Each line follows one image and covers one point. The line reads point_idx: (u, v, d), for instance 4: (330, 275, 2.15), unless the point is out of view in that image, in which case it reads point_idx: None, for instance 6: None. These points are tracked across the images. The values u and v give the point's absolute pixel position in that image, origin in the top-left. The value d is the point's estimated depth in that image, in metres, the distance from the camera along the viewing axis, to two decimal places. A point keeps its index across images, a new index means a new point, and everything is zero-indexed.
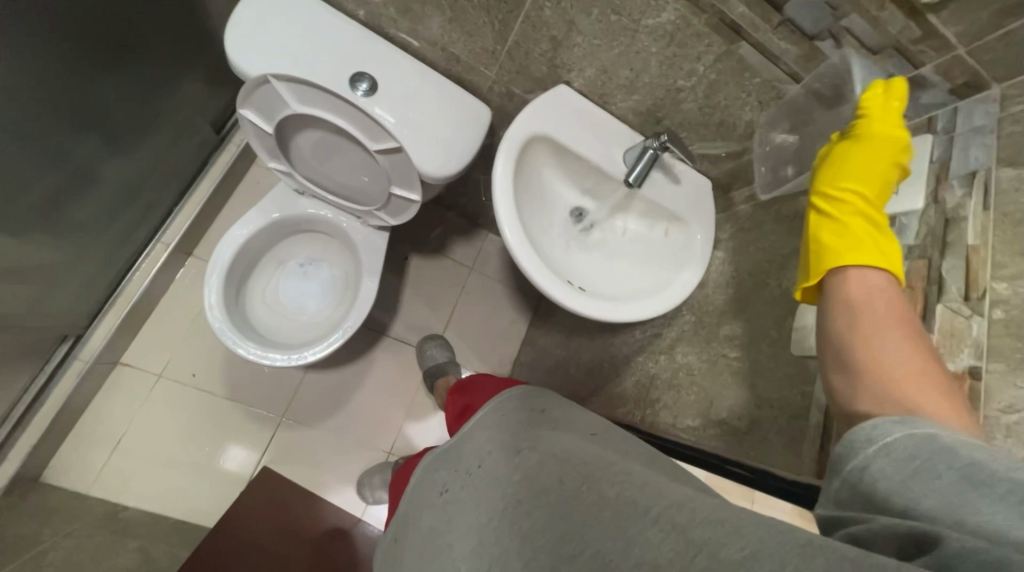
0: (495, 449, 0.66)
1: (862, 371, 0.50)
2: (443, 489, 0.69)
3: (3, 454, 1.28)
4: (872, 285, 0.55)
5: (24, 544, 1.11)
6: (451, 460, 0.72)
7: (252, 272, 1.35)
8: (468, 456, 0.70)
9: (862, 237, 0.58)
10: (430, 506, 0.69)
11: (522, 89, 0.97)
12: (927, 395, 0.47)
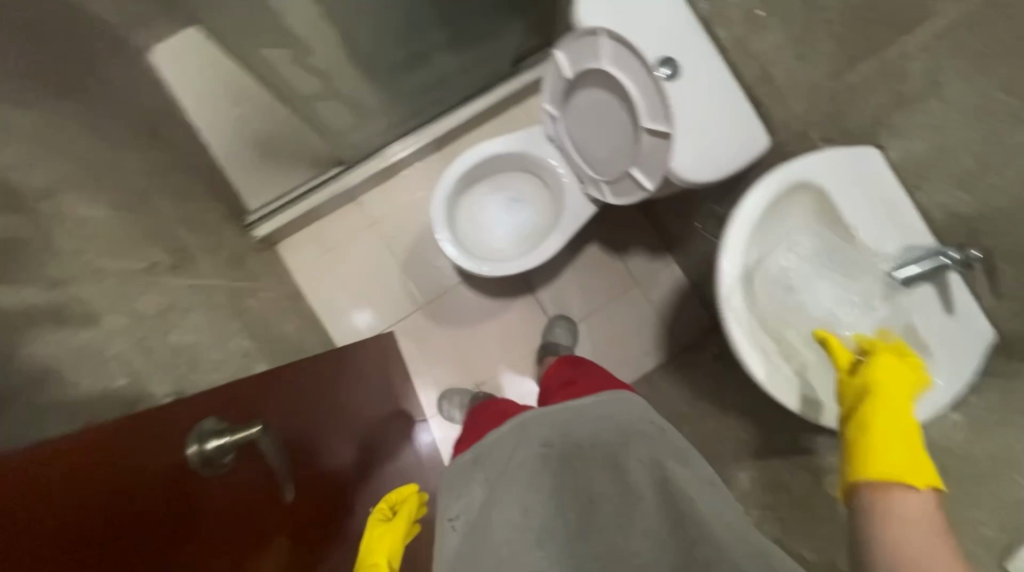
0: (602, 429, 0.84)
1: None
2: (545, 443, 0.83)
3: (269, 218, 1.75)
4: (911, 498, 0.61)
5: (251, 277, 1.52)
6: (555, 424, 0.86)
7: (478, 184, 1.56)
8: (580, 431, 0.85)
9: (903, 440, 0.66)
10: (526, 453, 0.82)
11: (820, 136, 0.90)
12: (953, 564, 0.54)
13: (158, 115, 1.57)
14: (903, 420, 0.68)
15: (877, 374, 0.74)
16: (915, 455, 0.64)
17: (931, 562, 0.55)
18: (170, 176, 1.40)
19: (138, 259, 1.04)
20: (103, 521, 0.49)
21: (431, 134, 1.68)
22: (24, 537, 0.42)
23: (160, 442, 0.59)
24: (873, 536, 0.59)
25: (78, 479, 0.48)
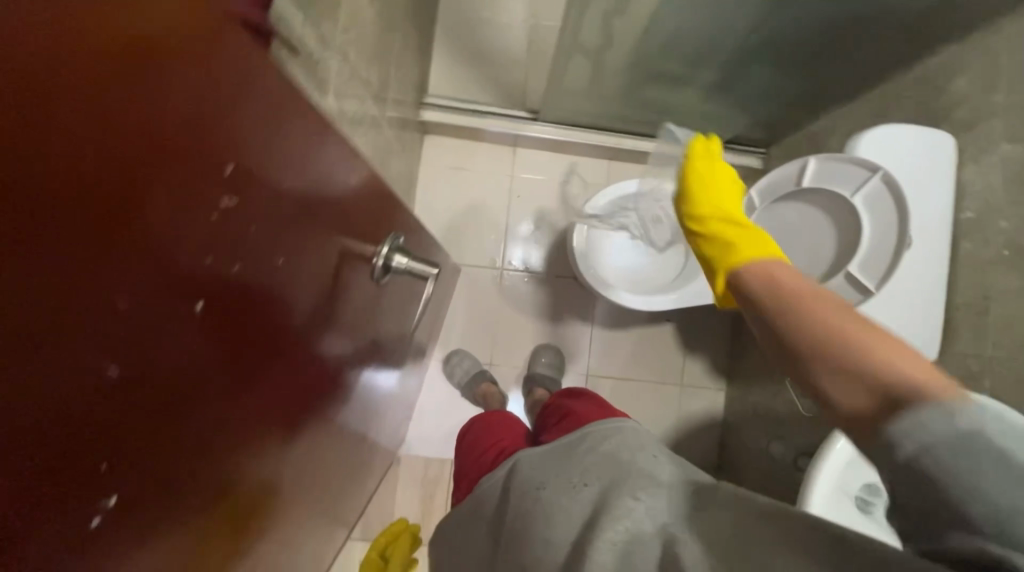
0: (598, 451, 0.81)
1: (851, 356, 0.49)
2: (539, 486, 0.81)
3: (440, 111, 1.78)
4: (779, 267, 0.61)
5: (403, 143, 1.55)
6: (542, 465, 0.85)
7: (631, 212, 1.58)
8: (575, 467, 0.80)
9: (748, 236, 0.73)
10: (529, 500, 0.80)
11: (995, 385, 0.90)
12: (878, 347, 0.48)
13: None
14: (736, 221, 0.78)
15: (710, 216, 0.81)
16: (756, 239, 0.72)
17: (852, 321, 0.51)
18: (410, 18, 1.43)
19: (365, 65, 1.07)
20: (266, 225, 0.48)
21: (617, 143, 1.75)
22: (238, 171, 0.42)
23: (325, 247, 0.60)
24: (806, 331, 0.52)
25: (286, 193, 0.50)
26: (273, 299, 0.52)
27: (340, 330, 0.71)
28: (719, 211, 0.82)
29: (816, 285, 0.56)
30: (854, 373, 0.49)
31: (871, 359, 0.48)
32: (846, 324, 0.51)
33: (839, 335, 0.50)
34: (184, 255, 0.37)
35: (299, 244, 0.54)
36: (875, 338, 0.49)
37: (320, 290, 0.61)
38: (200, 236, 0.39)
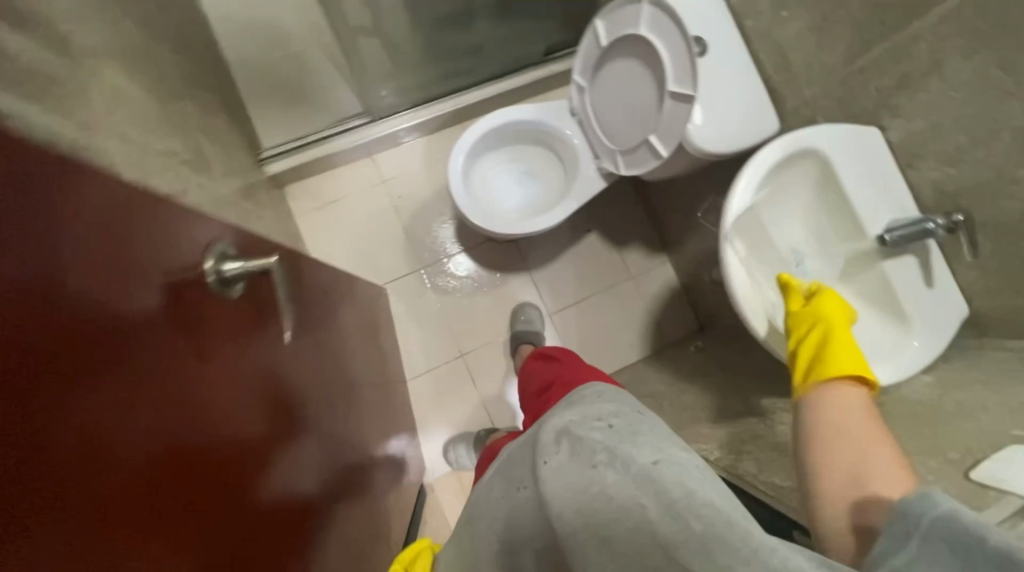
0: (561, 442, 0.78)
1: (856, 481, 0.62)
2: (518, 485, 0.80)
3: (285, 157, 1.78)
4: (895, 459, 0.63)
5: (258, 203, 1.53)
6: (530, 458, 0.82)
7: (494, 151, 1.61)
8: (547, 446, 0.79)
9: (845, 349, 0.77)
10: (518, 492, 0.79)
11: (827, 118, 0.97)
12: (871, 470, 0.62)
13: (192, 33, 1.56)
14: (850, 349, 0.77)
15: (824, 314, 0.83)
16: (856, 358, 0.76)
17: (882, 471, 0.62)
18: (196, 92, 1.39)
19: (157, 142, 1.03)
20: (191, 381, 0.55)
21: (457, 103, 1.77)
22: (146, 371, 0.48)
23: (216, 356, 0.59)
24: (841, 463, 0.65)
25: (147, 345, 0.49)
26: (186, 432, 0.52)
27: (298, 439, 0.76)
28: (819, 322, 0.82)
29: (869, 418, 0.68)
30: (848, 454, 0.65)
31: (864, 488, 0.61)
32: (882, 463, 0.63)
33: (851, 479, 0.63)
34: (60, 438, 0.37)
35: (190, 403, 0.53)
36: (874, 456, 0.63)
37: (230, 400, 0.61)
38: (71, 408, 0.39)
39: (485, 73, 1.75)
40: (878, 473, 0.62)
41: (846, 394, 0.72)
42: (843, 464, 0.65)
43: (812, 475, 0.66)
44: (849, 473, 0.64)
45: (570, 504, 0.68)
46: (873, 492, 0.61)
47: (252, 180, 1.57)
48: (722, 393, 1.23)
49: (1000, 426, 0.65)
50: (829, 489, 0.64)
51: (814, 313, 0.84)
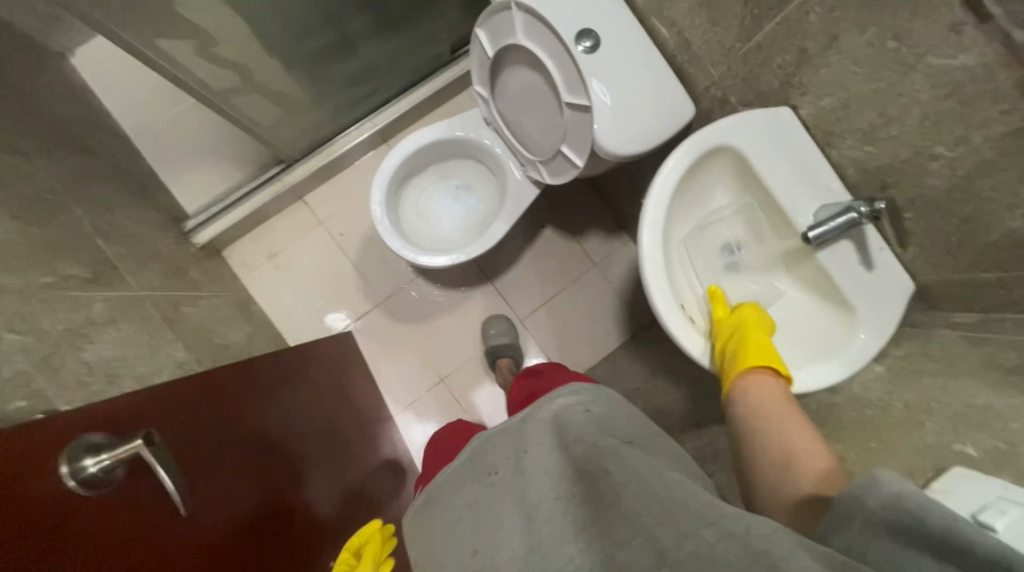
0: (547, 433, 0.72)
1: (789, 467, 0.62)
2: (490, 471, 0.73)
3: (208, 223, 1.66)
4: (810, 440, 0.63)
5: (191, 284, 1.45)
6: (498, 446, 0.75)
7: (419, 174, 1.51)
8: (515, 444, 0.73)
9: (761, 344, 0.76)
10: (475, 488, 0.72)
11: (739, 99, 0.89)
12: (803, 457, 0.62)
13: (76, 116, 1.45)
14: (765, 341, 0.77)
15: (746, 316, 0.82)
16: (772, 352, 0.76)
17: (806, 450, 0.62)
18: (88, 183, 1.29)
19: (44, 274, 0.96)
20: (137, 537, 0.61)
21: (373, 126, 1.66)
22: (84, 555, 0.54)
23: (146, 498, 0.63)
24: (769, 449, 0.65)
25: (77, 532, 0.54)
26: None
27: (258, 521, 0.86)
28: (739, 320, 0.81)
29: (786, 403, 0.69)
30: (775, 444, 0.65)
31: (798, 477, 0.60)
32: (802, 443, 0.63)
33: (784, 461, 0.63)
34: None
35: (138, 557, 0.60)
36: (796, 444, 0.63)
37: (181, 527, 0.68)
38: None
39: (394, 88, 1.63)
40: (804, 460, 0.61)
41: (766, 386, 0.72)
42: (776, 461, 0.64)
43: (760, 469, 0.65)
44: (783, 464, 0.63)
45: (549, 495, 0.63)
46: (804, 483, 0.59)
47: (179, 260, 1.49)
48: (694, 391, 1.19)
49: (945, 439, 0.60)
50: (772, 482, 0.63)
51: (736, 319, 0.82)
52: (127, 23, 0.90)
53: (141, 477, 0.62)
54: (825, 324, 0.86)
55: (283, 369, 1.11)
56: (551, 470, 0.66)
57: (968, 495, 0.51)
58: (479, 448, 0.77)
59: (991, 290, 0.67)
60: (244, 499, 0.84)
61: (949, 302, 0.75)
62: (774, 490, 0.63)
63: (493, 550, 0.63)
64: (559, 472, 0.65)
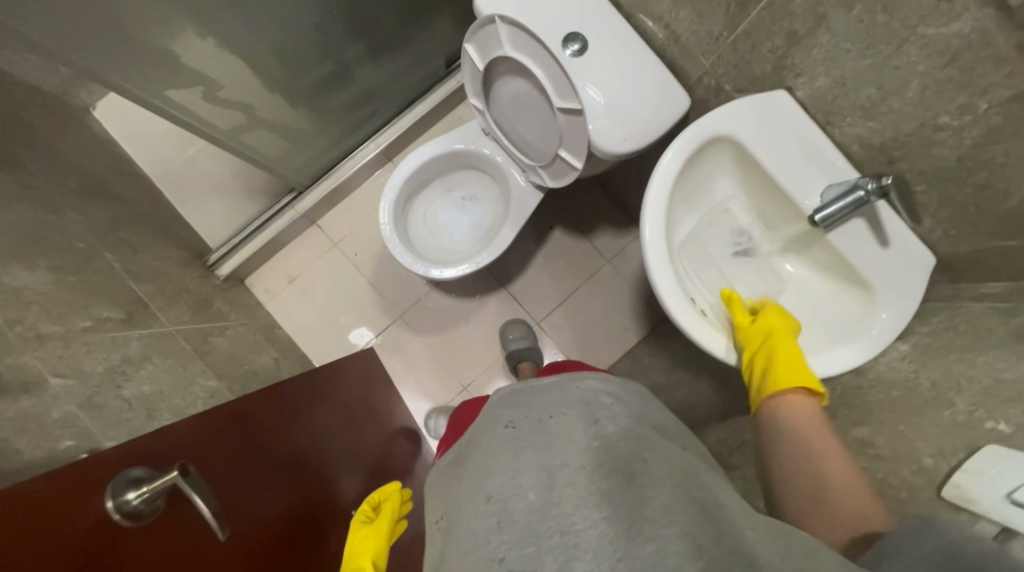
0: (574, 408, 0.73)
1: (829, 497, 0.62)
2: (508, 424, 0.74)
3: (229, 256, 1.73)
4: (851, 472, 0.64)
5: (218, 316, 1.51)
6: (520, 406, 0.77)
7: (424, 189, 1.54)
8: (538, 410, 0.75)
9: (791, 359, 0.74)
10: (490, 437, 0.73)
11: (733, 86, 0.88)
12: (843, 493, 0.62)
13: (101, 167, 1.54)
14: (795, 356, 0.75)
15: (771, 323, 0.78)
16: (802, 367, 0.74)
17: (848, 482, 0.63)
18: (116, 229, 1.36)
19: (82, 319, 1.02)
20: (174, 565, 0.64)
21: (376, 147, 1.70)
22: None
23: (181, 525, 0.66)
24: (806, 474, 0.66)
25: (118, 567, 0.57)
26: None
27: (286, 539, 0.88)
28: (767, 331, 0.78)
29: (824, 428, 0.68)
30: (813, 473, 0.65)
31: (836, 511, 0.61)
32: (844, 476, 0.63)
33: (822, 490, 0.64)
34: None
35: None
36: (837, 481, 0.63)
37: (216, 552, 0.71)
38: None
39: (393, 108, 1.67)
40: (842, 498, 0.62)
41: (802, 406, 0.71)
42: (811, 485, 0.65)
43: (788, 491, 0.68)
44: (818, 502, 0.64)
45: (572, 462, 0.63)
46: (845, 518, 0.59)
47: (205, 294, 1.55)
48: (716, 382, 1.17)
49: (976, 415, 0.58)
50: (802, 507, 0.65)
51: (760, 328, 0.78)
52: (139, 80, 0.95)
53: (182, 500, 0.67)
54: (843, 305, 0.84)
55: (308, 387, 1.14)
56: (575, 441, 0.67)
57: (1000, 481, 0.48)
58: (505, 401, 0.80)
59: (1016, 258, 0.65)
60: (274, 516, 0.87)
61: (973, 274, 0.72)
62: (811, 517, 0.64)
63: (507, 499, 0.61)
64: (585, 445, 0.66)
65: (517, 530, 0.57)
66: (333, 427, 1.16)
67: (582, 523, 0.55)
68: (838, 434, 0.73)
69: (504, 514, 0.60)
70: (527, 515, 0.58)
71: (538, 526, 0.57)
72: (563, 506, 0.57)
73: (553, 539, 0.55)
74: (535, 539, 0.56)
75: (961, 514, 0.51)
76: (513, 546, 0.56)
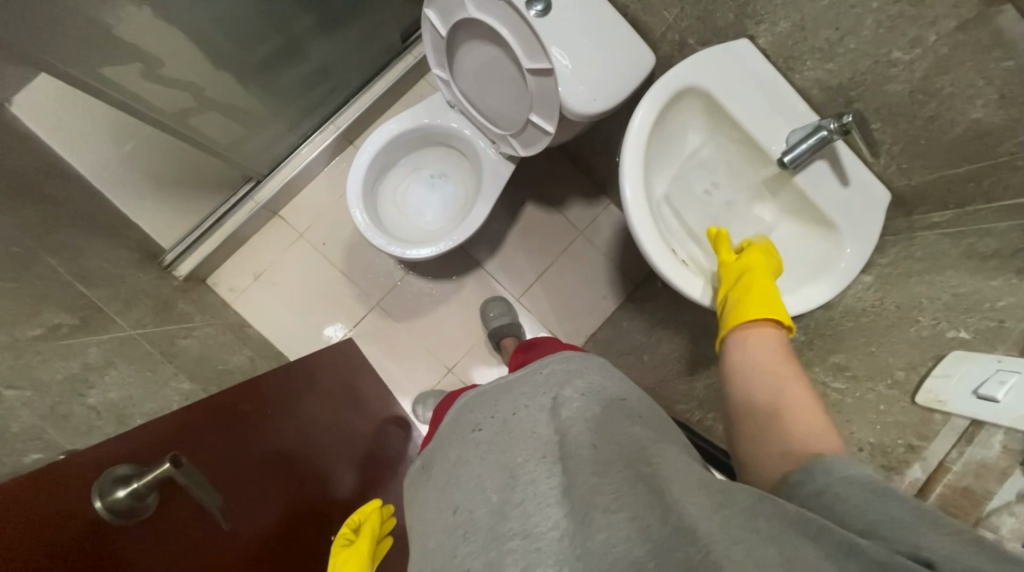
0: (540, 398, 0.70)
1: (784, 429, 0.58)
2: (476, 428, 0.70)
3: (187, 255, 1.63)
4: (811, 403, 0.59)
5: (182, 317, 1.43)
6: (486, 404, 0.73)
7: (391, 169, 1.49)
8: (505, 404, 0.71)
9: (762, 294, 0.75)
10: (459, 446, 0.70)
11: (697, 39, 0.90)
12: (802, 426, 0.56)
13: (29, 166, 1.40)
14: (761, 291, 0.75)
15: (754, 261, 0.81)
16: (767, 304, 0.73)
17: (808, 411, 0.58)
18: (57, 232, 1.25)
19: (34, 326, 0.94)
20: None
21: (336, 129, 1.64)
22: None
23: (171, 533, 0.62)
24: (767, 410, 0.61)
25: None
26: None
27: (280, 537, 0.86)
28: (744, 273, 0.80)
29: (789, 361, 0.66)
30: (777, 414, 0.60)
31: (789, 443, 0.56)
32: (803, 410, 0.58)
33: (777, 425, 0.59)
34: None
35: None
36: (795, 405, 0.59)
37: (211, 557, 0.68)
38: None
39: (350, 86, 1.60)
40: (803, 429, 0.56)
41: (763, 344, 0.69)
42: (766, 426, 0.60)
43: (750, 438, 0.61)
44: (773, 444, 0.58)
45: (534, 456, 0.61)
46: (796, 442, 0.55)
47: (165, 295, 1.46)
48: (696, 336, 1.21)
49: (939, 328, 0.62)
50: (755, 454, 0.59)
51: (740, 263, 0.82)
52: (70, 55, 0.87)
53: (169, 505, 0.62)
54: (812, 248, 0.88)
55: (289, 381, 1.09)
56: (536, 437, 0.64)
57: (965, 380, 0.53)
58: (472, 402, 0.76)
59: (963, 184, 0.70)
60: (267, 517, 0.84)
61: (925, 204, 0.77)
62: (758, 460, 0.59)
63: (473, 508, 0.60)
64: (548, 437, 0.63)
65: (482, 538, 0.56)
66: (317, 420, 1.12)
67: (544, 523, 0.53)
68: (816, 363, 0.78)
69: (469, 525, 0.58)
70: (490, 520, 0.57)
71: (501, 529, 0.56)
72: (525, 506, 0.56)
73: (515, 542, 0.53)
74: (499, 541, 0.55)
75: (933, 415, 0.55)
76: (477, 557, 0.55)
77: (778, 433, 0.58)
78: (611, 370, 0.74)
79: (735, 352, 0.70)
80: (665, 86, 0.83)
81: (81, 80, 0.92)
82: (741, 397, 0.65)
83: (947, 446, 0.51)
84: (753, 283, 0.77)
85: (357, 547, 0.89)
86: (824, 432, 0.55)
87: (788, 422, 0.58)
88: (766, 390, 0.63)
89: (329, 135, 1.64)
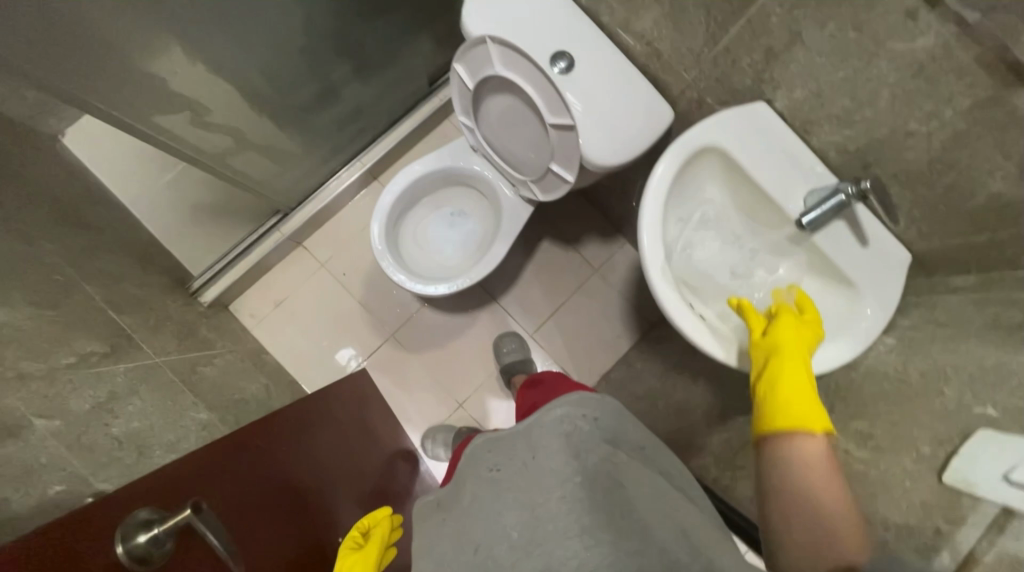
0: (556, 441, 0.71)
1: (826, 543, 0.61)
2: (493, 468, 0.72)
3: (213, 283, 1.69)
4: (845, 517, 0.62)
5: (204, 343, 1.47)
6: (501, 445, 0.75)
7: (413, 207, 1.54)
8: (522, 446, 0.73)
9: (796, 385, 0.73)
10: (473, 485, 0.71)
11: (714, 99, 0.93)
12: (839, 546, 0.60)
13: (75, 196, 1.49)
14: (797, 382, 0.73)
15: (785, 335, 0.79)
16: (803, 399, 0.71)
17: (843, 526, 0.61)
18: (96, 259, 1.32)
19: (67, 354, 0.98)
20: None
21: (362, 166, 1.71)
22: None
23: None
24: (801, 521, 0.64)
25: None
26: None
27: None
28: (774, 353, 0.78)
29: (829, 467, 0.66)
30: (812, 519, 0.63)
31: (824, 558, 0.61)
32: (837, 521, 0.62)
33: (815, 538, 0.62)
34: None
35: None
36: (836, 529, 0.61)
37: None
38: None
39: (378, 127, 1.68)
40: (841, 547, 0.60)
41: (803, 444, 0.69)
42: (806, 534, 0.63)
43: (790, 539, 0.65)
44: (811, 543, 0.63)
45: None
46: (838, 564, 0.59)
47: (190, 322, 1.50)
48: (712, 385, 1.19)
49: (966, 402, 0.61)
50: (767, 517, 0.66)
51: (772, 339, 0.79)
52: (129, 104, 0.95)
53: (188, 548, 0.63)
54: (831, 305, 0.88)
55: (305, 416, 1.10)
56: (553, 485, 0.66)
57: (987, 465, 0.52)
58: (485, 441, 0.77)
59: (986, 252, 0.69)
60: (280, 552, 0.86)
61: (948, 268, 0.77)
62: (796, 559, 0.63)
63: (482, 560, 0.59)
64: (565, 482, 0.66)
65: None
66: (331, 455, 1.12)
67: None
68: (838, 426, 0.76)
69: None
70: None
71: None
72: None
73: None
74: None
75: (962, 498, 0.53)
76: None
77: (816, 546, 0.62)
78: (622, 419, 0.76)
79: (768, 451, 0.71)
80: (685, 147, 0.85)
81: (136, 125, 0.99)
82: (776, 495, 0.67)
83: (977, 536, 0.49)
84: (787, 369, 0.75)
85: (366, 553, 0.90)
86: (856, 544, 0.60)
87: (825, 539, 0.61)
88: (795, 493, 0.66)
89: (355, 172, 1.71)
